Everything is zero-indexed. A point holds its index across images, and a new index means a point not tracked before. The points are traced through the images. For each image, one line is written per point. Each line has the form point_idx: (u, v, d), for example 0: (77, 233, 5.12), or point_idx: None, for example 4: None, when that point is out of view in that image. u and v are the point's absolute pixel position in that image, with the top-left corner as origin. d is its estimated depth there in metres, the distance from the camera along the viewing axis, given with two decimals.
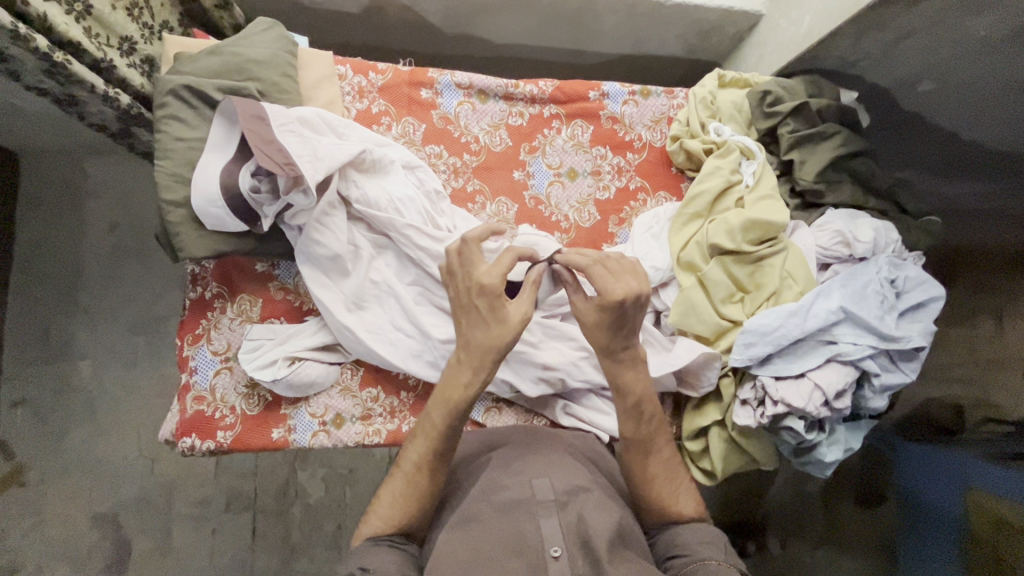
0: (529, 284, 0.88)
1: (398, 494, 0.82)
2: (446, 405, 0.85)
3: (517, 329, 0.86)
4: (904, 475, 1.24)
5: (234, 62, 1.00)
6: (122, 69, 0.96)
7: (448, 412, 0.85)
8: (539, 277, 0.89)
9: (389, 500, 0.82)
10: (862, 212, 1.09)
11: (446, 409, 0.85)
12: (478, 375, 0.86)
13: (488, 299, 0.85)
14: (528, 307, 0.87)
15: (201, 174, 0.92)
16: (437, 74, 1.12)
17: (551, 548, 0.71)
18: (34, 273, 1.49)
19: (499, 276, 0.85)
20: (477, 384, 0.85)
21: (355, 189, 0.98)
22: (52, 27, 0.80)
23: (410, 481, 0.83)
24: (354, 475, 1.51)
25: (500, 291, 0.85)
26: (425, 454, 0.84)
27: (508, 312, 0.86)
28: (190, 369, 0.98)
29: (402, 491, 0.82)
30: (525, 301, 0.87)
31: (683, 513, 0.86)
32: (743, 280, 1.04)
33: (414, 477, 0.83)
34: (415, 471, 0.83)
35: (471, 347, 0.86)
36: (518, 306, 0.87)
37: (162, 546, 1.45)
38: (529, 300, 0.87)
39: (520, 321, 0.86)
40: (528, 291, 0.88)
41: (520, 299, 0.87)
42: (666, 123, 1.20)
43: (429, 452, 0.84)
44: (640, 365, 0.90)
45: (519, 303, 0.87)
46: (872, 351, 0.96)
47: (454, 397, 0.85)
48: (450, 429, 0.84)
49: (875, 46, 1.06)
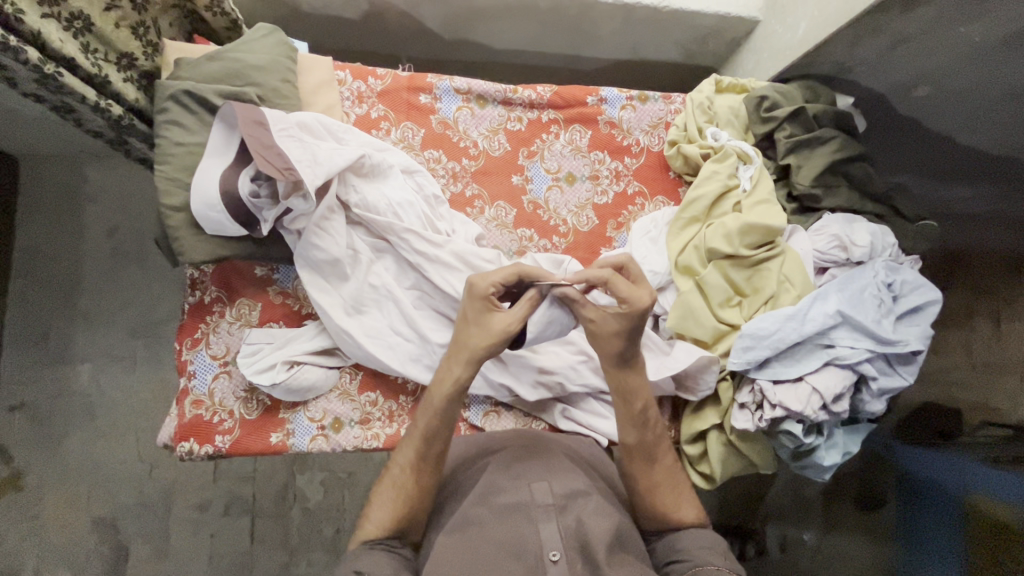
0: (524, 300, 0.86)
1: (391, 498, 0.83)
2: (427, 409, 0.86)
3: (500, 340, 0.85)
4: (906, 479, 1.20)
5: (235, 69, 1.00)
6: (117, 84, 0.95)
7: (429, 415, 0.85)
8: (537, 297, 0.86)
9: (382, 504, 0.82)
10: (859, 216, 1.10)
11: (429, 413, 0.85)
12: (453, 369, 0.86)
13: (474, 299, 0.85)
14: (513, 321, 0.85)
15: (201, 179, 0.93)
16: (436, 79, 1.12)
17: (550, 552, 0.71)
18: (33, 276, 1.49)
19: (492, 284, 0.85)
20: (451, 376, 0.86)
21: (355, 193, 0.99)
22: (46, 43, 0.81)
23: (401, 486, 0.83)
24: (353, 479, 1.51)
25: (488, 296, 0.85)
26: (412, 457, 0.84)
27: (493, 319, 0.85)
28: (188, 373, 0.98)
29: (396, 498, 0.82)
30: (513, 315, 0.85)
31: (684, 516, 0.87)
32: (740, 284, 1.04)
33: (407, 482, 0.83)
34: (406, 476, 0.83)
35: (455, 343, 0.87)
36: (505, 317, 0.85)
37: (158, 551, 1.44)
38: (518, 316, 0.85)
39: (501, 333, 0.85)
40: (521, 305, 0.86)
41: (511, 311, 0.86)
42: (665, 127, 1.21)
43: (420, 458, 0.84)
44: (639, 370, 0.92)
45: (508, 314, 0.86)
46: (870, 354, 0.96)
47: (434, 397, 0.86)
48: (433, 427, 0.85)
49: (872, 53, 1.11)
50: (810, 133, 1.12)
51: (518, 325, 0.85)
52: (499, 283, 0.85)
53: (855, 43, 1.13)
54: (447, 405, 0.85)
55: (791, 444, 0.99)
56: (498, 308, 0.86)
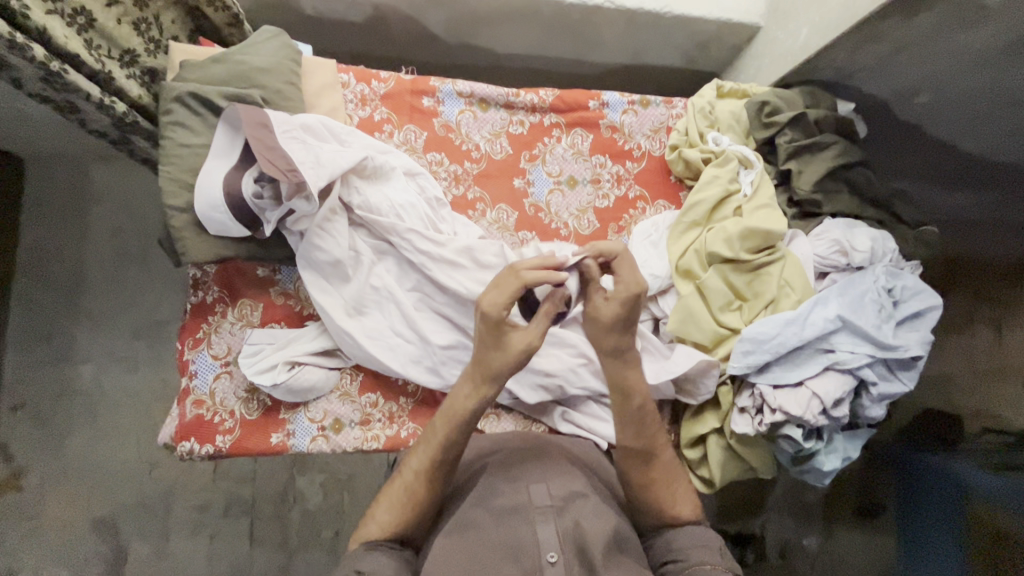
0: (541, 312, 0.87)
1: (397, 501, 0.83)
2: (449, 418, 0.86)
3: (524, 357, 0.86)
4: (907, 485, 1.20)
5: (238, 71, 1.01)
6: (120, 81, 0.96)
7: (449, 425, 0.85)
8: (551, 307, 0.88)
9: (386, 506, 0.83)
10: (860, 221, 1.10)
11: (447, 422, 0.85)
12: (481, 390, 0.86)
13: (488, 326, 0.84)
14: (533, 337, 0.86)
15: (204, 180, 0.94)
16: (439, 83, 1.13)
17: (548, 554, 0.71)
18: (35, 276, 1.49)
19: (506, 306, 0.84)
20: (475, 392, 0.86)
21: (357, 195, 0.99)
22: (51, 40, 0.82)
23: (412, 491, 0.83)
24: (353, 481, 1.51)
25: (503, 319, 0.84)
26: (426, 463, 0.84)
27: (513, 339, 0.86)
28: (189, 373, 0.99)
29: (400, 503, 0.83)
30: (533, 331, 0.87)
31: (684, 516, 0.87)
32: (741, 289, 1.04)
33: (415, 487, 0.83)
34: (410, 483, 0.84)
35: (477, 361, 0.87)
36: (525, 335, 0.86)
37: (157, 552, 1.44)
38: (540, 330, 0.87)
39: (522, 350, 0.85)
40: (540, 321, 0.87)
41: (531, 328, 0.87)
42: (665, 132, 1.22)
43: (424, 462, 0.85)
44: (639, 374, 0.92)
45: (528, 331, 0.87)
46: (870, 359, 0.96)
47: (457, 410, 0.86)
48: (439, 433, 0.85)
49: (871, 60, 1.10)
50: (810, 139, 1.12)
51: (539, 338, 0.86)
52: (510, 305, 0.84)
53: (854, 51, 1.10)
54: (471, 419, 0.86)
55: (791, 449, 0.99)
56: (514, 327, 0.86)
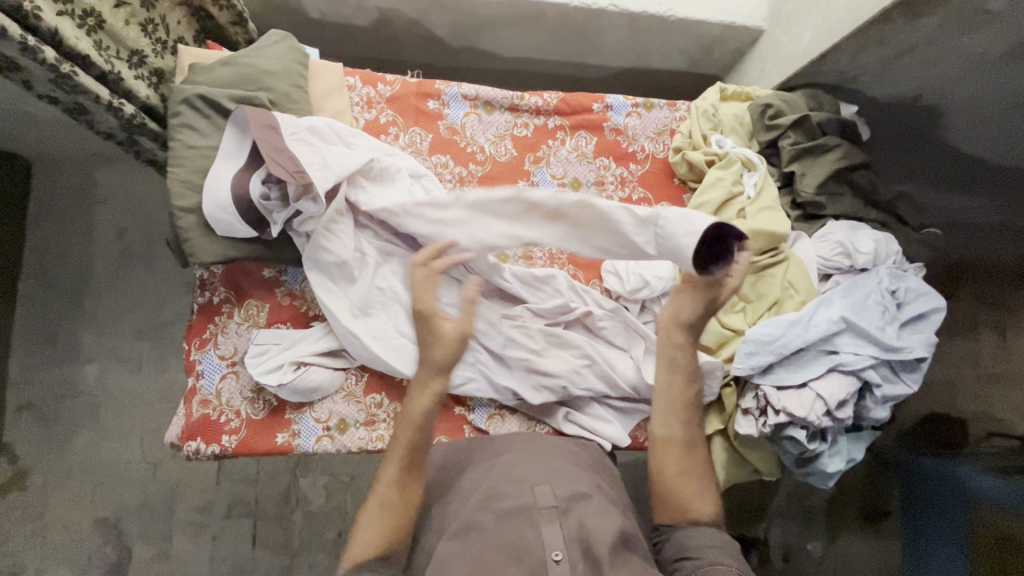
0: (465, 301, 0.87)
1: (376, 515, 0.81)
2: (406, 423, 0.86)
3: (461, 343, 0.86)
4: (911, 489, 1.19)
5: (246, 73, 1.02)
6: (129, 81, 0.97)
7: (407, 430, 0.86)
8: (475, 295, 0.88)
9: (367, 524, 0.81)
10: (864, 224, 1.10)
11: (408, 427, 0.86)
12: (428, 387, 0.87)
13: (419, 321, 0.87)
14: (463, 322, 0.86)
15: (212, 182, 0.94)
16: (444, 86, 1.14)
17: (553, 552, 0.73)
18: (42, 277, 1.50)
19: (430, 297, 0.88)
20: None
21: (363, 197, 1.00)
22: (62, 42, 0.83)
23: (388, 503, 0.82)
24: (355, 482, 1.51)
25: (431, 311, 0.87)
26: (396, 472, 0.84)
27: (445, 329, 0.86)
28: (196, 373, 0.99)
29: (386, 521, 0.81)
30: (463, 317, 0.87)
31: (701, 516, 0.88)
32: (744, 290, 1.05)
33: (393, 496, 0.82)
34: (393, 490, 0.83)
35: None
36: (455, 322, 0.87)
37: (161, 553, 1.44)
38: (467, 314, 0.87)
39: None
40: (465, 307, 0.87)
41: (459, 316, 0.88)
42: (669, 135, 1.22)
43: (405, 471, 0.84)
44: (678, 369, 0.93)
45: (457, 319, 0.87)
46: (874, 361, 0.97)
47: (412, 412, 0.86)
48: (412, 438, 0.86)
49: (874, 63, 1.11)
50: (812, 142, 1.13)
51: (469, 321, 0.86)
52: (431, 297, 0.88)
53: (857, 55, 1.11)
54: (428, 418, 0.86)
55: (795, 451, 0.99)
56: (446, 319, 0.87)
